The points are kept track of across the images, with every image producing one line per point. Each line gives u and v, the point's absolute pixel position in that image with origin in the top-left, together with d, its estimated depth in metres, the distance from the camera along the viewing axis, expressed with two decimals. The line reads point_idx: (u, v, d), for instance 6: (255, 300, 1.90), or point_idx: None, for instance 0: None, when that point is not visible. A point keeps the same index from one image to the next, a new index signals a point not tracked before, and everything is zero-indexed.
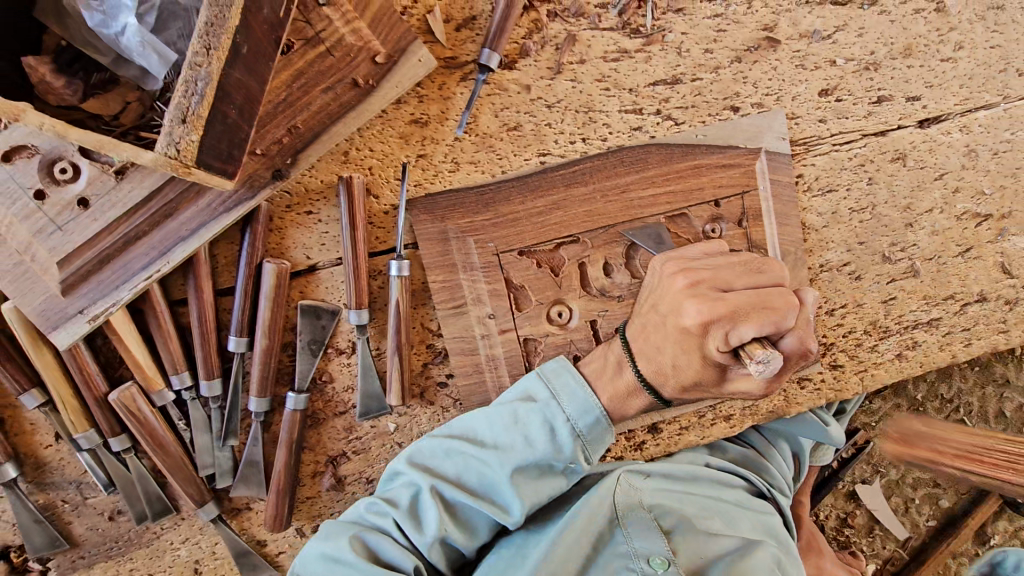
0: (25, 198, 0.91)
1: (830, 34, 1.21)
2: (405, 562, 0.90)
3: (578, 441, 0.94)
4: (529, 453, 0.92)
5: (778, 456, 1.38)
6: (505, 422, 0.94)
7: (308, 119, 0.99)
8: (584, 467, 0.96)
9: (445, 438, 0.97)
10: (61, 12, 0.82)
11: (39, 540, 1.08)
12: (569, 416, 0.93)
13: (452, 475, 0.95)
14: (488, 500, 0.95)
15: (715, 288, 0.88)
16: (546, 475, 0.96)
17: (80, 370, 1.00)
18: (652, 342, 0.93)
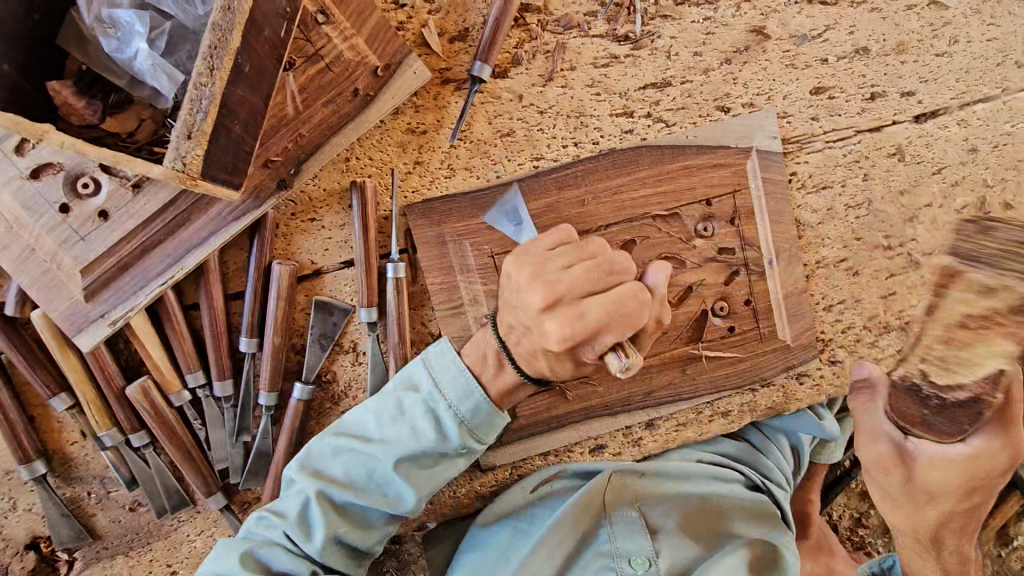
0: (50, 212, 0.98)
1: (820, 33, 1.23)
2: (299, 569, 0.95)
3: (463, 429, 0.97)
4: (415, 447, 0.96)
5: (776, 449, 1.38)
6: (390, 416, 0.97)
7: (310, 131, 1.05)
8: (474, 449, 0.99)
9: (332, 440, 0.99)
10: (82, 39, 0.89)
11: (65, 532, 1.14)
12: (451, 403, 0.96)
13: (340, 476, 0.97)
14: (379, 499, 0.98)
15: (575, 300, 0.84)
16: (439, 463, 0.99)
17: (102, 371, 1.07)
18: (527, 347, 0.92)
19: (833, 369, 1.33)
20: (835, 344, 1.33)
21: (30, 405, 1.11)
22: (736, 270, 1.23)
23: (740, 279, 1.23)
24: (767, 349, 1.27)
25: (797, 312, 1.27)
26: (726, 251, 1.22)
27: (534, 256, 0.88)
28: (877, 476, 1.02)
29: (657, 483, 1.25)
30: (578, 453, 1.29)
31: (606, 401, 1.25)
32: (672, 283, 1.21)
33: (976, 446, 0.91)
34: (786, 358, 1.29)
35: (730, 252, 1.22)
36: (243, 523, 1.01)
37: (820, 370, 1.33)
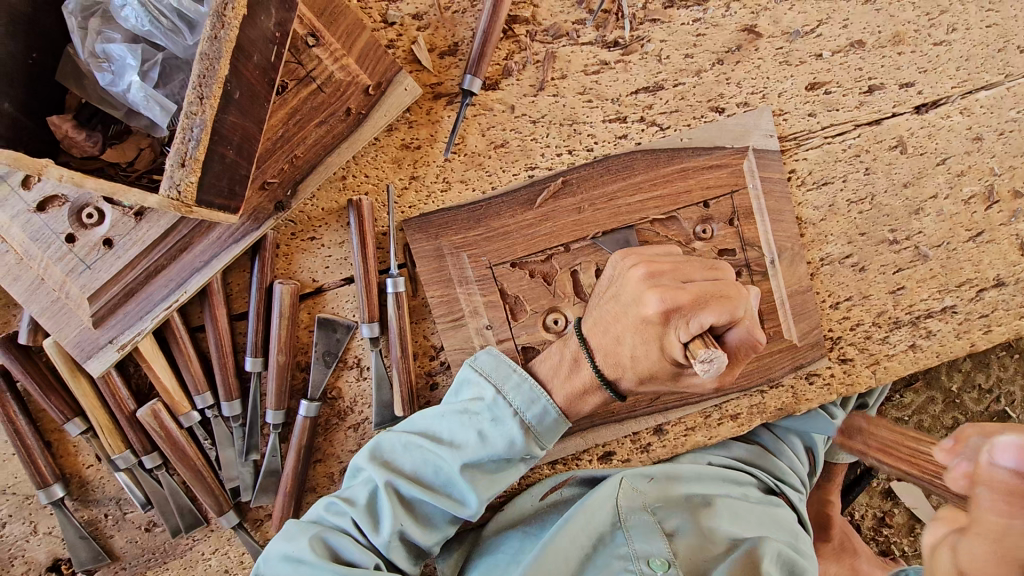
0: (58, 242, 1.01)
1: (813, 28, 1.21)
2: (365, 560, 0.95)
3: (531, 432, 1.00)
4: (483, 448, 0.98)
5: (789, 452, 1.37)
6: (461, 416, 0.99)
7: (305, 151, 1.07)
8: (539, 454, 1.02)
9: (403, 434, 1.02)
10: (79, 74, 0.91)
11: (85, 554, 1.17)
12: (518, 407, 0.99)
13: (410, 470, 1.00)
14: (446, 497, 0.99)
15: (675, 279, 0.99)
16: (495, 468, 1.01)
17: (112, 395, 1.09)
18: (609, 334, 1.02)
19: (843, 367, 1.31)
20: (844, 342, 1.31)
21: (47, 431, 1.14)
22: (738, 271, 1.22)
23: (742, 280, 1.22)
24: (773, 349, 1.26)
25: (803, 311, 1.26)
26: (727, 252, 1.21)
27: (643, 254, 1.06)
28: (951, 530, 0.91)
29: (672, 485, 1.25)
30: (587, 460, 1.28)
31: (611, 407, 1.24)
32: None
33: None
34: (792, 357, 1.27)
35: (731, 253, 1.21)
36: (309, 513, 1.03)
37: (830, 369, 1.31)
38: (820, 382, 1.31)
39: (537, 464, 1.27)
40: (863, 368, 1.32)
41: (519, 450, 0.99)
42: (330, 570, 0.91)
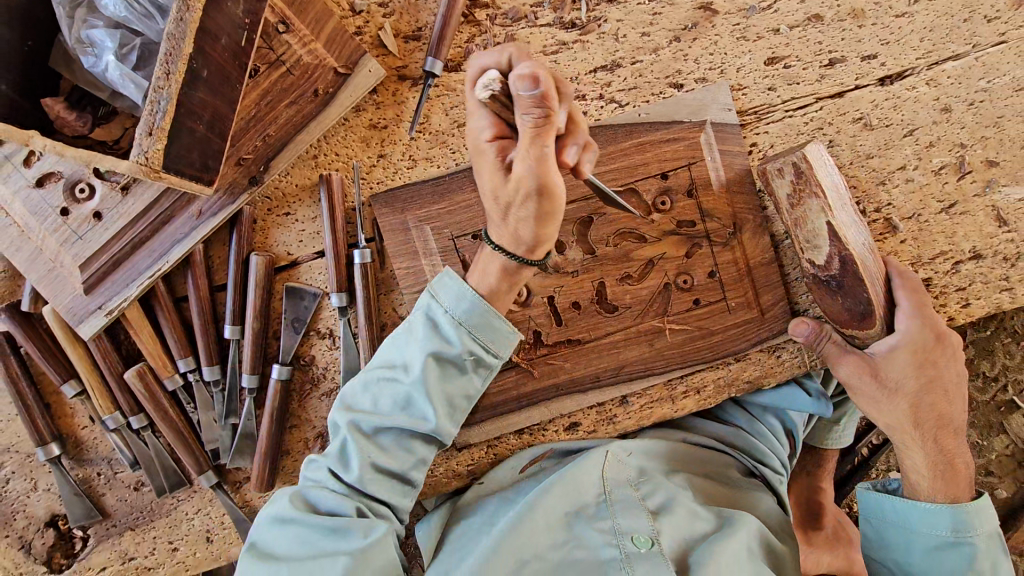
0: (53, 215, 1.11)
1: (770, 4, 1.24)
2: (345, 505, 1.00)
3: (465, 334, 1.01)
4: (429, 360, 1.00)
5: (766, 431, 1.43)
6: (407, 339, 1.03)
7: (277, 130, 1.14)
8: (486, 358, 1.03)
9: (364, 373, 1.05)
10: (68, 59, 1.02)
11: (78, 511, 1.26)
12: (447, 309, 1.00)
13: (371, 406, 1.03)
14: (410, 419, 1.02)
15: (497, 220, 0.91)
16: (455, 376, 1.03)
17: (103, 359, 1.18)
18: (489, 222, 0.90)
19: None
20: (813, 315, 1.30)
21: (46, 393, 1.25)
22: (697, 243, 1.24)
23: (702, 251, 1.24)
24: (738, 321, 1.26)
25: (767, 283, 1.26)
26: (686, 224, 1.23)
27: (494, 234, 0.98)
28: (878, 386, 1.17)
29: (654, 460, 1.32)
30: (553, 432, 1.30)
31: (575, 377, 1.25)
32: (632, 258, 1.23)
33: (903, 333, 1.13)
34: (760, 330, 1.27)
35: (690, 225, 1.23)
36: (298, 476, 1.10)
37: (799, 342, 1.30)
38: (789, 354, 1.30)
39: (502, 432, 1.29)
40: None
41: (457, 351, 1.01)
42: (314, 523, 0.98)
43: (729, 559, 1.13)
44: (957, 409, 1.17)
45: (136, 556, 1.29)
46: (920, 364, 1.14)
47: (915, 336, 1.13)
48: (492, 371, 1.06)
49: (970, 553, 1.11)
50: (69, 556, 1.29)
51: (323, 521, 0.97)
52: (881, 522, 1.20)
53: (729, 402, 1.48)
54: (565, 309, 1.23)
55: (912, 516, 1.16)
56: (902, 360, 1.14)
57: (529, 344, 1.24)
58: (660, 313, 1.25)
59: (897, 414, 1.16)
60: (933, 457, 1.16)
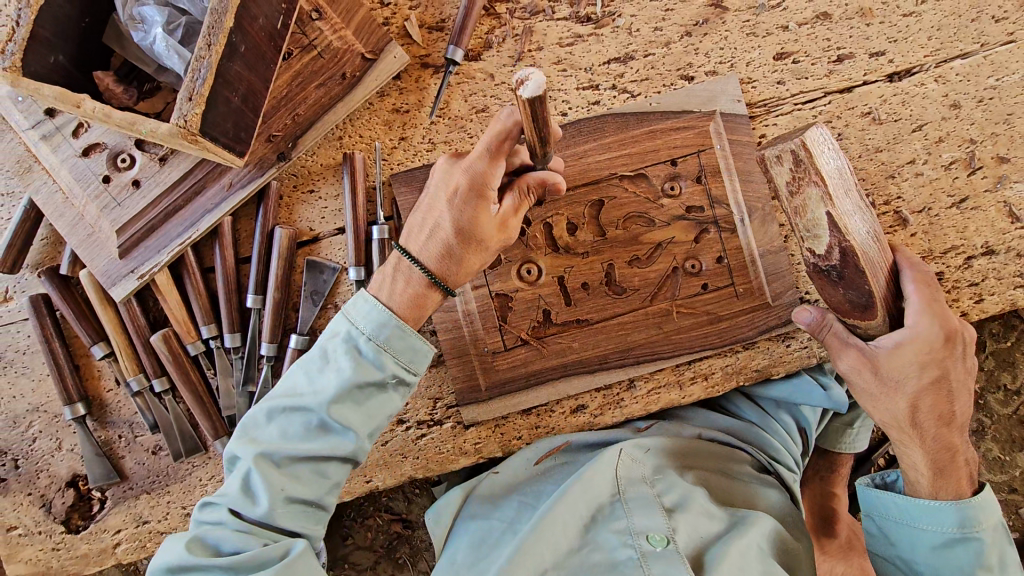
0: (96, 182, 1.19)
1: (779, 2, 1.29)
2: (252, 544, 0.95)
3: (385, 354, 1.00)
4: (342, 385, 0.98)
5: (779, 428, 1.38)
6: (317, 367, 1.00)
7: (306, 110, 1.22)
8: (406, 377, 1.03)
9: (267, 404, 1.01)
10: (119, 35, 1.10)
11: (99, 471, 1.30)
12: (367, 334, 0.99)
13: (278, 436, 0.99)
14: (325, 445, 1.00)
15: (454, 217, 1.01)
16: (372, 398, 1.02)
17: (132, 321, 1.25)
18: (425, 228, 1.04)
19: None
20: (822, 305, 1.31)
21: (76, 355, 1.31)
22: (706, 228, 1.26)
23: (710, 236, 1.26)
24: (747, 308, 1.27)
25: (776, 271, 1.27)
26: (695, 209, 1.26)
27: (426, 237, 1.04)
28: (868, 377, 1.10)
29: (670, 459, 1.28)
30: (560, 413, 1.31)
31: (582, 357, 1.27)
32: (641, 241, 1.26)
33: (916, 327, 1.04)
34: (768, 317, 1.28)
35: (699, 210, 1.26)
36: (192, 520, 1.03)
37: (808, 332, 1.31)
38: (798, 344, 1.31)
39: (509, 412, 1.30)
40: None
41: (380, 374, 1.00)
42: (216, 567, 0.93)
43: (740, 566, 1.09)
44: (961, 405, 1.12)
45: (150, 520, 1.32)
46: (927, 364, 1.06)
47: (923, 334, 1.03)
48: (411, 388, 1.06)
49: (979, 547, 1.09)
50: (86, 518, 1.33)
51: (226, 562, 0.92)
52: (885, 520, 1.19)
53: (737, 393, 1.44)
54: (574, 290, 1.26)
55: (915, 514, 1.15)
56: (908, 358, 1.05)
57: (538, 323, 1.27)
58: (668, 296, 1.26)
59: (896, 415, 1.11)
60: (933, 456, 1.13)
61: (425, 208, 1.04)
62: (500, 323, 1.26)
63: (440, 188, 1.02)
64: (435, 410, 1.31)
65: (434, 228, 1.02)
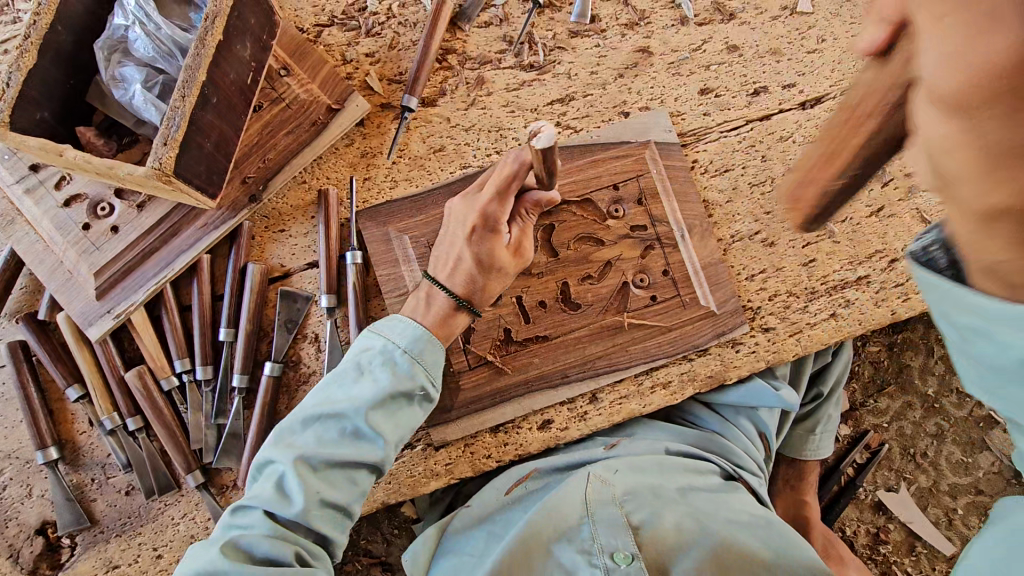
0: (76, 229, 1.26)
1: (698, 45, 1.46)
2: (283, 551, 0.97)
3: (415, 364, 1.11)
4: (380, 391, 1.06)
5: (739, 433, 1.41)
6: (353, 375, 1.08)
7: (275, 155, 1.32)
8: (431, 389, 1.13)
9: (302, 410, 1.06)
10: (102, 94, 1.21)
11: (68, 517, 1.30)
12: (403, 348, 1.10)
13: (314, 441, 1.03)
14: (357, 451, 1.05)
15: (478, 251, 1.17)
16: (402, 407, 1.10)
17: (107, 361, 1.29)
18: (445, 263, 1.19)
19: (766, 335, 1.40)
20: (764, 312, 1.40)
21: (50, 399, 1.34)
22: (650, 245, 1.36)
23: (655, 252, 1.36)
24: (694, 316, 1.36)
25: (717, 281, 1.37)
26: (638, 228, 1.37)
27: (449, 273, 1.18)
28: None
29: (637, 476, 1.25)
30: (526, 429, 1.35)
31: (544, 372, 1.33)
32: (591, 260, 1.35)
33: None
34: (715, 324, 1.36)
35: (642, 229, 1.37)
36: (216, 529, 1.03)
37: (754, 337, 1.39)
38: (746, 349, 1.39)
39: (478, 429, 1.33)
40: (787, 337, 1.40)
41: (412, 383, 1.10)
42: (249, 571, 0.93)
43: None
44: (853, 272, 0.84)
45: (119, 565, 1.30)
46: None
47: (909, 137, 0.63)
48: (432, 403, 1.16)
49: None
50: (54, 567, 1.31)
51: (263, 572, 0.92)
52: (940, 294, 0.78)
53: (693, 401, 1.47)
54: (532, 308, 1.34)
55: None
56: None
57: (500, 342, 1.33)
58: (620, 309, 1.35)
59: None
60: None
61: (447, 243, 1.20)
62: (464, 343, 1.32)
63: (460, 224, 1.19)
64: None
65: (456, 262, 1.18)
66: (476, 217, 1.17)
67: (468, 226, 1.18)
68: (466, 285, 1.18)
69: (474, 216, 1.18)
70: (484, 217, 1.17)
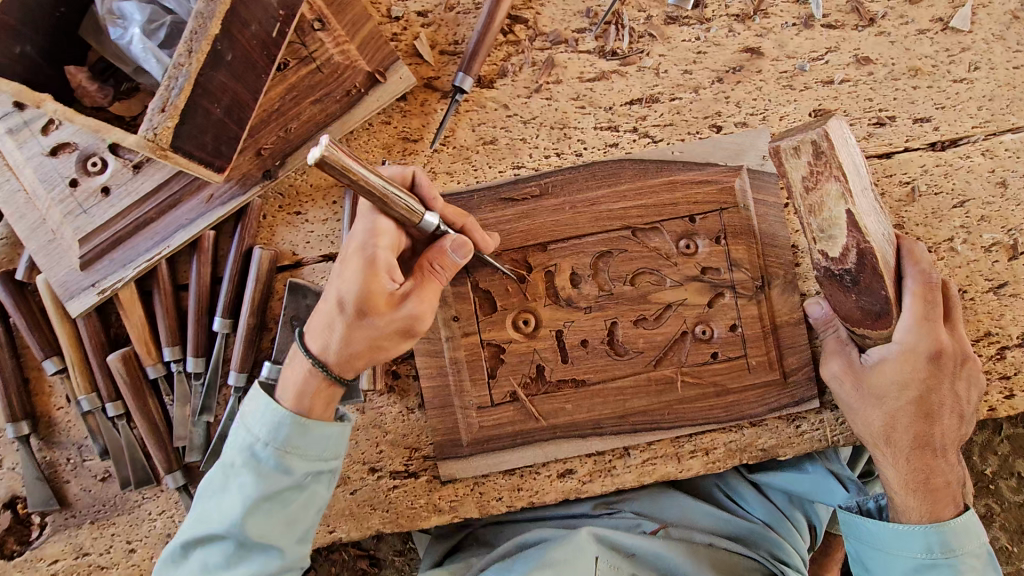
0: (62, 184, 1.09)
1: (821, 55, 1.20)
2: None
3: (285, 451, 0.90)
4: (245, 503, 0.88)
5: (790, 527, 1.26)
6: (218, 484, 0.91)
7: (299, 126, 1.11)
8: (314, 476, 0.93)
9: (182, 532, 0.92)
10: (98, 30, 1.01)
11: (37, 496, 1.19)
12: (265, 438, 0.90)
13: (195, 570, 0.90)
14: (244, 570, 0.89)
15: (370, 307, 0.90)
16: (291, 506, 0.92)
17: (90, 337, 1.15)
18: (321, 313, 0.93)
19: (836, 413, 1.20)
20: None
21: (27, 366, 1.21)
22: (720, 292, 1.16)
23: (725, 301, 1.16)
24: (759, 382, 1.16)
25: (792, 345, 1.17)
26: (711, 271, 1.16)
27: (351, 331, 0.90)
28: None
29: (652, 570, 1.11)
30: (545, 477, 1.19)
31: (575, 421, 1.16)
32: (649, 300, 1.16)
33: None
34: (780, 395, 1.17)
35: (715, 272, 1.16)
36: None
37: (821, 414, 1.20)
38: (809, 425, 1.20)
39: (491, 471, 1.18)
40: None
41: (289, 479, 0.90)
42: None
43: None
44: (950, 469, 1.08)
45: (90, 553, 1.21)
46: (906, 383, 1.05)
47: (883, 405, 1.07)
48: (335, 476, 0.97)
49: (949, 573, 1.03)
50: (23, 543, 1.22)
51: None
52: (861, 543, 1.12)
53: (737, 476, 1.29)
54: (573, 346, 1.16)
55: (885, 539, 1.08)
56: (890, 377, 1.05)
57: (530, 378, 1.16)
58: (674, 362, 1.16)
59: (870, 429, 1.09)
60: None
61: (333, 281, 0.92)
62: (489, 375, 1.16)
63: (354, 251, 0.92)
64: (410, 461, 1.20)
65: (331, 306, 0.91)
66: (366, 263, 0.90)
67: (362, 276, 0.90)
68: (379, 344, 0.92)
69: (364, 264, 0.90)
70: (375, 263, 0.90)
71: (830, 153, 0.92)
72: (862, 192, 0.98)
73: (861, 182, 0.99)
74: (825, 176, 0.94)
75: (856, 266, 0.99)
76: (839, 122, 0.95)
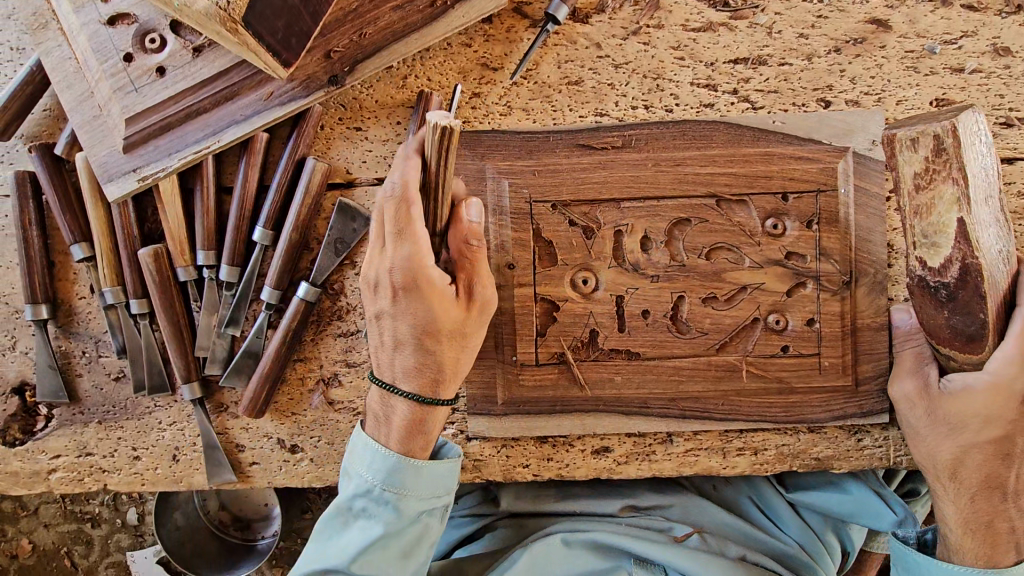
0: (115, 58, 1.01)
1: (955, 38, 1.07)
2: None
3: (409, 487, 0.93)
4: (372, 537, 0.91)
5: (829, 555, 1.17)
6: (341, 523, 0.95)
7: (374, 33, 1.01)
8: (432, 506, 0.95)
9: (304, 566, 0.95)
10: None
11: (46, 386, 1.13)
12: (381, 480, 0.92)
13: None
14: None
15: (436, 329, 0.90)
16: (410, 540, 0.94)
17: (122, 227, 1.08)
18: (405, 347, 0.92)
19: None
20: None
21: (53, 249, 1.14)
22: (802, 282, 1.06)
23: (806, 292, 1.06)
24: (827, 386, 1.07)
25: (870, 351, 1.06)
26: (795, 257, 1.06)
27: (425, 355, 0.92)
28: None
29: None
30: (577, 451, 1.11)
31: (621, 396, 1.07)
32: (722, 278, 1.06)
33: None
34: (846, 403, 1.07)
35: (800, 259, 1.05)
36: None
37: (886, 431, 1.10)
38: (872, 441, 1.10)
39: (523, 435, 1.10)
40: None
41: (403, 514, 0.93)
42: None
43: None
44: None
45: (93, 453, 1.16)
46: (991, 419, 0.94)
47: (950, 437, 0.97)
48: (445, 512, 0.98)
49: None
50: (26, 433, 1.17)
51: None
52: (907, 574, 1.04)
53: (775, 491, 1.18)
54: (632, 316, 1.07)
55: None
56: (972, 406, 0.94)
57: (580, 342, 1.07)
58: (738, 349, 1.07)
59: (934, 458, 0.99)
60: None
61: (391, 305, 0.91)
62: (537, 332, 1.07)
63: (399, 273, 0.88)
64: None
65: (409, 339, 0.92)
66: (416, 284, 0.88)
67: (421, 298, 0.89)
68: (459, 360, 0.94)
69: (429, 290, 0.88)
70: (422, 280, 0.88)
71: (953, 151, 0.81)
72: (982, 200, 0.86)
73: (985, 190, 0.86)
74: (943, 176, 0.83)
75: (958, 279, 0.87)
76: (973, 114, 0.82)
